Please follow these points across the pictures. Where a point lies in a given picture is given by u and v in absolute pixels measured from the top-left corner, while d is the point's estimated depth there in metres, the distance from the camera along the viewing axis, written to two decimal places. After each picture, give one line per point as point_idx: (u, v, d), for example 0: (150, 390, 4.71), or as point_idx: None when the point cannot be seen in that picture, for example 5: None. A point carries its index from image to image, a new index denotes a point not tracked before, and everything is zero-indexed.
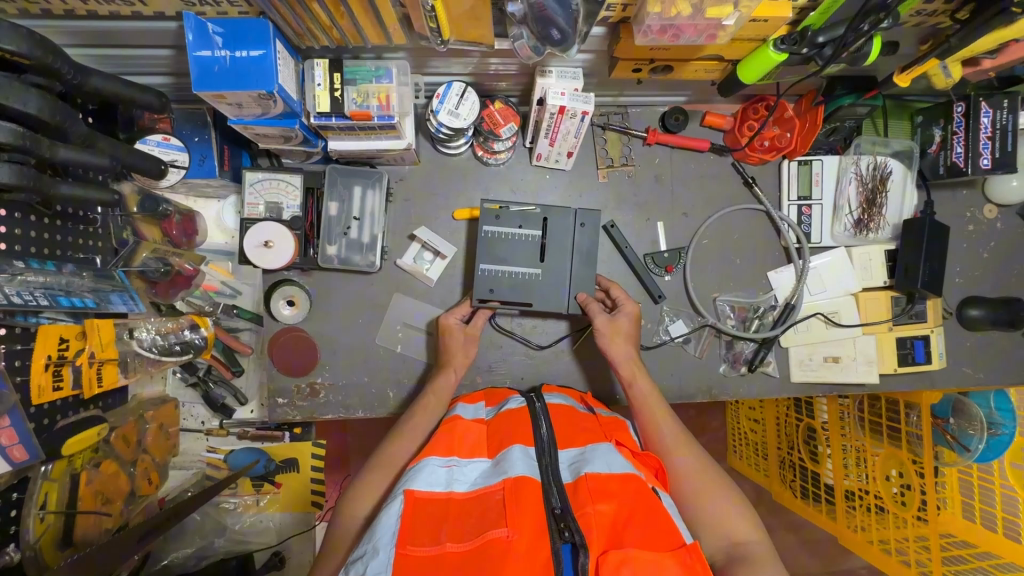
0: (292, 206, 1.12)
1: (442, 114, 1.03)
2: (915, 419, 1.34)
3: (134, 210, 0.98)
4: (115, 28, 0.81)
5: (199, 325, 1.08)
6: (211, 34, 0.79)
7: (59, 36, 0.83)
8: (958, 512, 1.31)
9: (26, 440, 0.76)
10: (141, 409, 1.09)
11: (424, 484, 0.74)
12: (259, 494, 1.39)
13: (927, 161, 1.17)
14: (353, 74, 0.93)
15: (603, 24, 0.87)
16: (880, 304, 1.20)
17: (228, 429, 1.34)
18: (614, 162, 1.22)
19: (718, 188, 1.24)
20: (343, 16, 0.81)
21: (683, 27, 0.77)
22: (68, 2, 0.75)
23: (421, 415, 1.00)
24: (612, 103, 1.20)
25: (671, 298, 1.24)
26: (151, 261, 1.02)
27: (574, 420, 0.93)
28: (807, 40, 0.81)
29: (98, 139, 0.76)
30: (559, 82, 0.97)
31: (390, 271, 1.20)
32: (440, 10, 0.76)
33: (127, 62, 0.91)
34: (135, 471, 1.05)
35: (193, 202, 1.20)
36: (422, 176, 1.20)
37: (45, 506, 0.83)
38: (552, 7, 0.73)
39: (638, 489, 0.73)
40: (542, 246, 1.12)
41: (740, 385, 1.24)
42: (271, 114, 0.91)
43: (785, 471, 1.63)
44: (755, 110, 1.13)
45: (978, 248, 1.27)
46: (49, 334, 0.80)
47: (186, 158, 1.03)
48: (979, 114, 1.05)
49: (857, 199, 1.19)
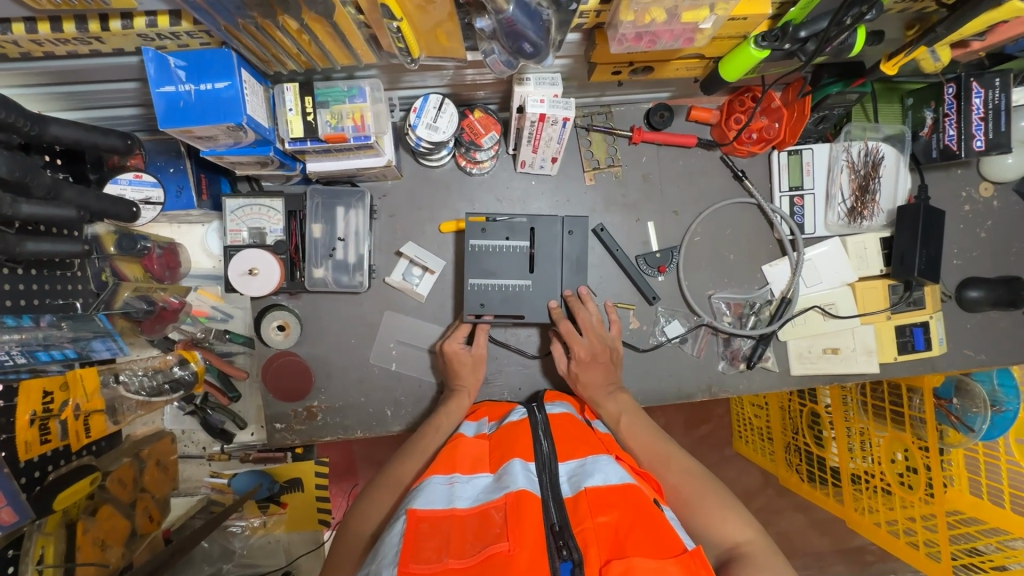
0: (276, 230, 1.10)
1: (420, 129, 1.00)
2: (918, 402, 1.33)
3: (111, 250, 0.99)
4: (76, 66, 0.79)
5: (188, 360, 1.16)
6: (173, 68, 0.78)
7: (18, 79, 0.81)
8: (965, 488, 1.33)
9: (14, 500, 0.76)
10: (137, 448, 1.15)
11: (426, 502, 0.72)
12: (266, 515, 1.39)
13: (920, 144, 1.15)
14: (325, 96, 0.90)
15: (579, 30, 0.84)
16: (879, 293, 1.18)
17: (229, 453, 1.35)
18: (600, 163, 1.20)
19: (708, 183, 1.22)
20: (309, 42, 0.78)
21: (660, 33, 0.75)
22: (23, 46, 0.72)
23: (434, 432, 0.99)
24: (595, 103, 1.17)
25: (666, 299, 1.22)
26: (134, 300, 1.03)
27: (573, 430, 0.91)
28: (788, 36, 0.78)
29: (64, 188, 0.78)
30: (538, 89, 0.94)
31: (379, 289, 1.19)
32: (407, 30, 0.74)
33: (93, 98, 0.89)
34: (135, 511, 1.09)
35: (177, 229, 1.18)
36: (406, 190, 1.18)
37: (42, 560, 0.86)
38: (522, 21, 0.70)
39: (638, 498, 0.71)
40: (531, 256, 1.11)
41: (741, 382, 1.22)
42: (244, 143, 0.89)
43: (791, 456, 1.61)
44: (741, 102, 1.11)
45: (976, 228, 1.25)
46: (31, 390, 0.81)
47: (160, 193, 1.01)
48: (971, 95, 1.02)
49: (850, 187, 1.17)
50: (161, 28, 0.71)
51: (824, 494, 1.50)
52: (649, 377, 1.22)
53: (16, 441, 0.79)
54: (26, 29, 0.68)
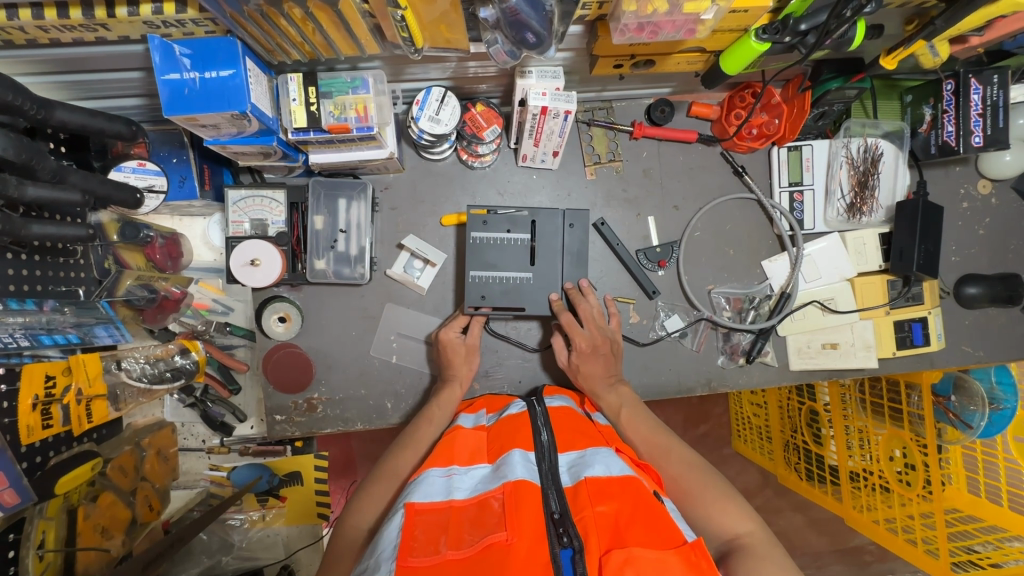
0: (278, 222, 1.11)
1: (423, 121, 1.00)
2: (916, 398, 1.33)
3: (114, 238, 1.00)
4: (81, 54, 0.79)
5: (188, 350, 1.17)
6: (178, 56, 0.78)
7: (22, 65, 0.81)
8: (963, 486, 1.34)
9: (16, 483, 0.78)
10: (138, 437, 1.16)
11: (424, 495, 0.72)
12: (265, 509, 1.39)
13: (919, 141, 1.16)
14: (329, 87, 0.91)
15: (580, 23, 0.85)
16: (878, 289, 1.20)
17: (229, 446, 1.34)
18: (601, 158, 1.20)
19: (708, 179, 1.23)
20: (313, 31, 0.79)
21: (661, 24, 0.76)
22: (30, 32, 0.72)
23: (427, 424, 0.99)
24: (596, 98, 1.18)
25: (666, 293, 1.23)
26: (135, 289, 1.04)
27: (573, 422, 0.92)
28: (789, 28, 0.79)
29: (68, 173, 0.79)
30: (540, 82, 0.94)
31: (380, 281, 1.19)
32: (410, 20, 0.75)
33: (98, 86, 0.89)
34: (136, 499, 1.11)
35: (178, 221, 1.18)
36: (408, 183, 1.19)
37: (43, 544, 0.86)
38: (525, 11, 0.71)
39: (638, 489, 0.71)
40: (532, 249, 1.11)
41: (740, 377, 1.23)
42: (247, 132, 0.89)
43: (790, 454, 1.61)
44: (741, 98, 1.10)
45: (973, 226, 1.25)
46: (33, 374, 0.83)
47: (164, 182, 1.02)
48: (970, 91, 1.03)
49: (849, 183, 1.17)
50: (166, 15, 0.72)
51: (823, 492, 1.50)
52: (648, 372, 1.22)
53: (19, 425, 0.81)
54: (32, 15, 0.68)
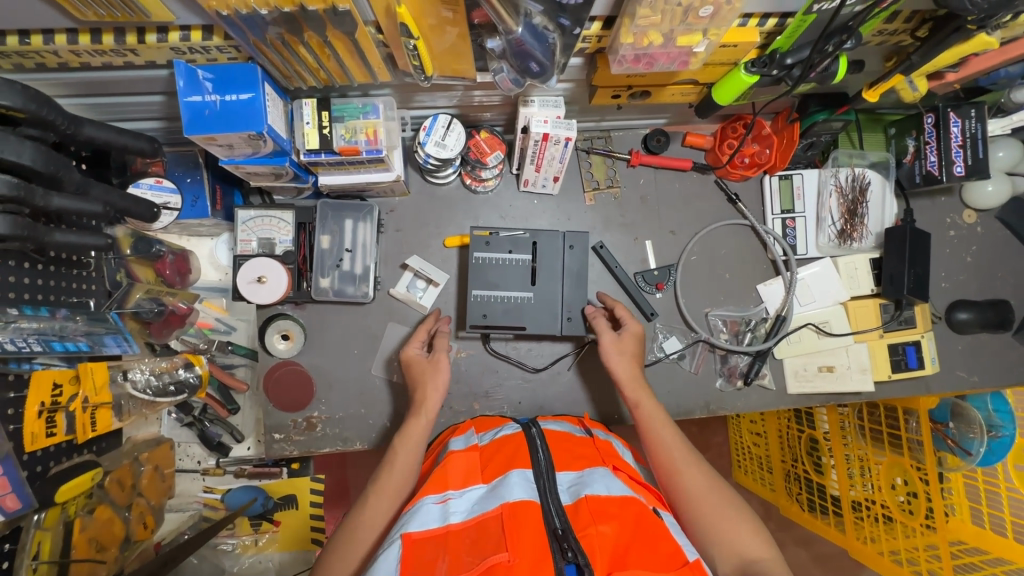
0: (285, 241, 1.14)
1: (429, 145, 1.05)
2: (914, 425, 1.33)
3: (127, 252, 1.03)
4: (109, 78, 0.84)
5: (193, 363, 1.17)
6: (201, 80, 0.82)
7: (53, 88, 0.86)
8: (966, 518, 1.27)
9: (19, 489, 0.78)
10: (135, 452, 1.15)
11: (420, 524, 0.71)
12: (258, 533, 1.36)
13: (904, 170, 1.21)
14: (341, 111, 0.95)
15: (581, 54, 0.90)
16: (871, 312, 1.22)
17: (224, 468, 1.32)
18: (599, 184, 1.25)
19: (704, 205, 1.27)
20: (329, 57, 0.83)
21: (657, 55, 0.81)
22: (63, 56, 0.77)
23: (393, 470, 0.91)
24: (595, 128, 1.23)
25: (664, 316, 1.25)
26: (145, 301, 1.07)
27: (569, 445, 0.92)
28: (776, 62, 0.84)
29: (91, 186, 0.82)
30: (542, 110, 1.00)
31: (383, 300, 1.21)
32: (422, 49, 0.79)
33: (121, 109, 0.94)
34: (131, 515, 1.09)
35: (186, 241, 1.24)
36: (412, 207, 1.22)
37: (38, 556, 0.85)
38: (529, 42, 0.77)
39: (638, 510, 0.71)
40: (533, 269, 1.14)
41: (739, 399, 1.24)
42: (262, 153, 0.93)
43: (791, 485, 1.59)
44: (733, 129, 1.17)
45: (961, 253, 1.29)
46: (42, 382, 0.84)
47: (178, 200, 1.07)
48: (949, 124, 1.09)
49: (839, 210, 1.22)
50: (193, 42, 0.77)
51: (824, 522, 1.48)
52: None
53: (23, 432, 0.83)
54: (67, 40, 0.73)
